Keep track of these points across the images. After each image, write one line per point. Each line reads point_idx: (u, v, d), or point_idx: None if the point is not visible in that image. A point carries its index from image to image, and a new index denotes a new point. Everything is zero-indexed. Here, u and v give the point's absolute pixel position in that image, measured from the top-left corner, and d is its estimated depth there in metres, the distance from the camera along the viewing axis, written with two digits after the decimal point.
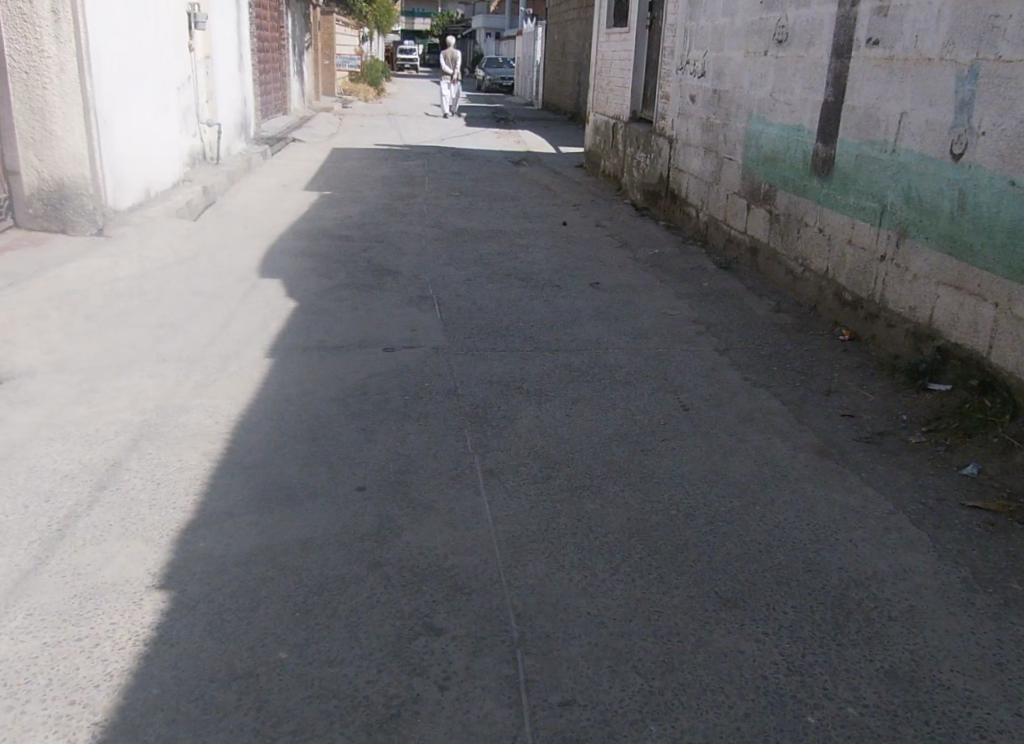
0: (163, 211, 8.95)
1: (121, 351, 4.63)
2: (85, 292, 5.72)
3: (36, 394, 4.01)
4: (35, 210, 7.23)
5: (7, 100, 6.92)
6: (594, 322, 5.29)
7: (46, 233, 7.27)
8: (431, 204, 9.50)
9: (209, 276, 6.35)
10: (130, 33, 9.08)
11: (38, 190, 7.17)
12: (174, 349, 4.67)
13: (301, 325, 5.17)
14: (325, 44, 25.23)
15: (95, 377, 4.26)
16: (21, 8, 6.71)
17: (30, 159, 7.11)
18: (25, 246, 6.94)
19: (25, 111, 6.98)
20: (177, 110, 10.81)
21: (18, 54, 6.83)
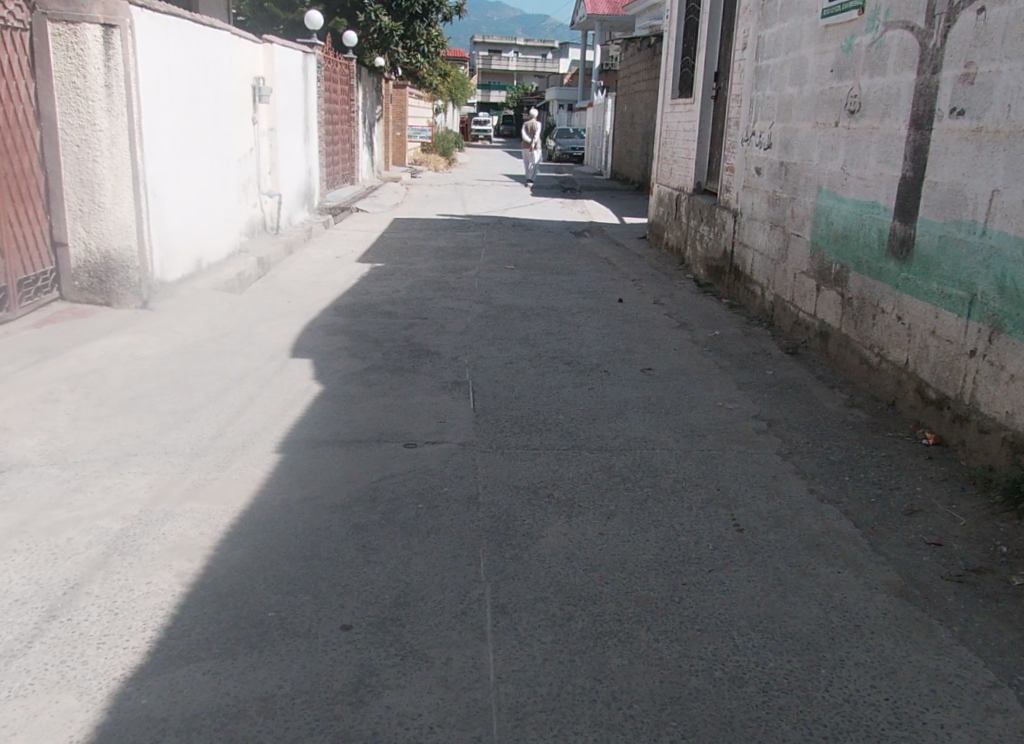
0: (212, 284, 8.77)
1: (124, 441, 4.29)
2: (105, 371, 5.43)
3: (19, 493, 3.67)
4: (80, 283, 7.06)
5: (58, 172, 6.79)
6: (640, 416, 4.78)
7: (86, 307, 7.09)
8: (484, 278, 9.14)
9: (238, 355, 6.03)
10: (188, 104, 9.05)
11: (83, 263, 7.01)
12: (179, 440, 4.32)
13: (322, 414, 4.77)
14: (396, 116, 25.52)
15: (85, 471, 3.92)
16: (76, 82, 6.63)
17: (78, 231, 6.94)
18: (64, 319, 6.74)
19: (76, 183, 6.84)
20: (236, 181, 10.74)
21: (70, 127, 6.72)
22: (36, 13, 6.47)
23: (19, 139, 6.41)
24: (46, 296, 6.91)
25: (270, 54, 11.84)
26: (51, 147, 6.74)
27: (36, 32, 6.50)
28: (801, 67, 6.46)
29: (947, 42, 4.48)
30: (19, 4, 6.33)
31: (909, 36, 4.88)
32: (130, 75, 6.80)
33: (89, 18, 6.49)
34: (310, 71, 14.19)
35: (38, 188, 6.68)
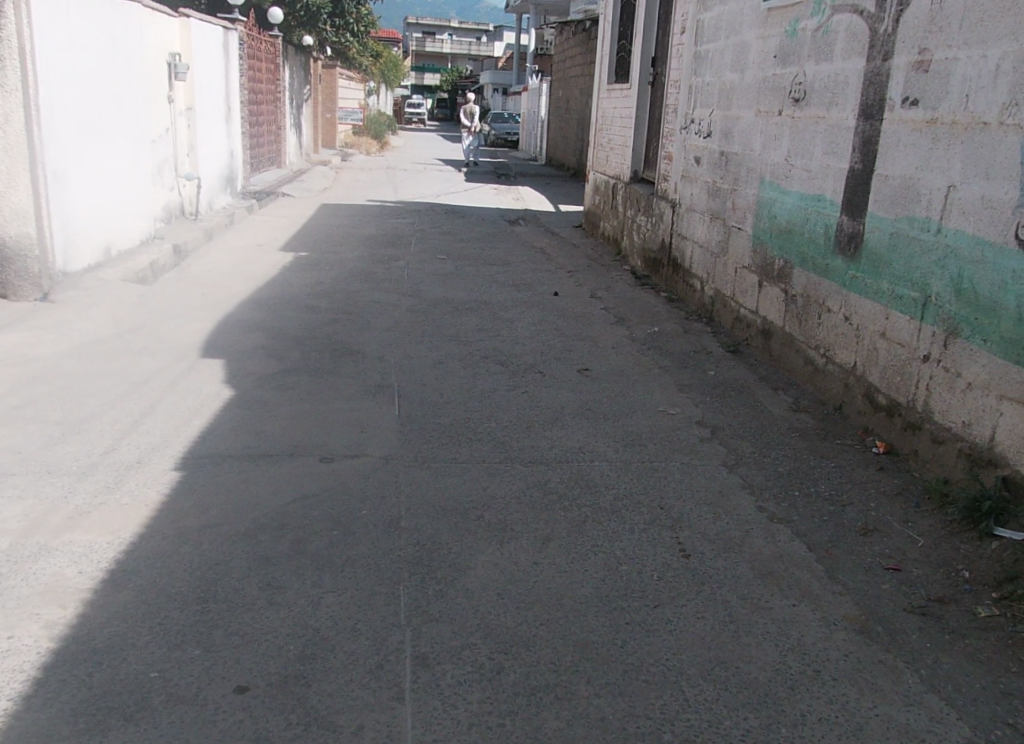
0: (121, 275, 8.21)
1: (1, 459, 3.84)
2: None
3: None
4: None
5: None
6: (577, 422, 4.47)
7: None
8: (413, 268, 8.75)
9: (143, 356, 5.57)
10: (96, 81, 8.43)
11: None
12: (65, 459, 3.89)
13: (230, 424, 4.36)
14: (326, 98, 24.82)
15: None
16: None
17: None
18: None
19: None
20: (151, 164, 10.12)
21: None
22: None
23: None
24: None
25: (187, 29, 11.20)
26: None
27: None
28: (742, 52, 6.20)
29: (900, 27, 4.24)
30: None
31: (858, 20, 4.63)
32: (25, 47, 6.27)
33: None
34: (231, 49, 13.53)
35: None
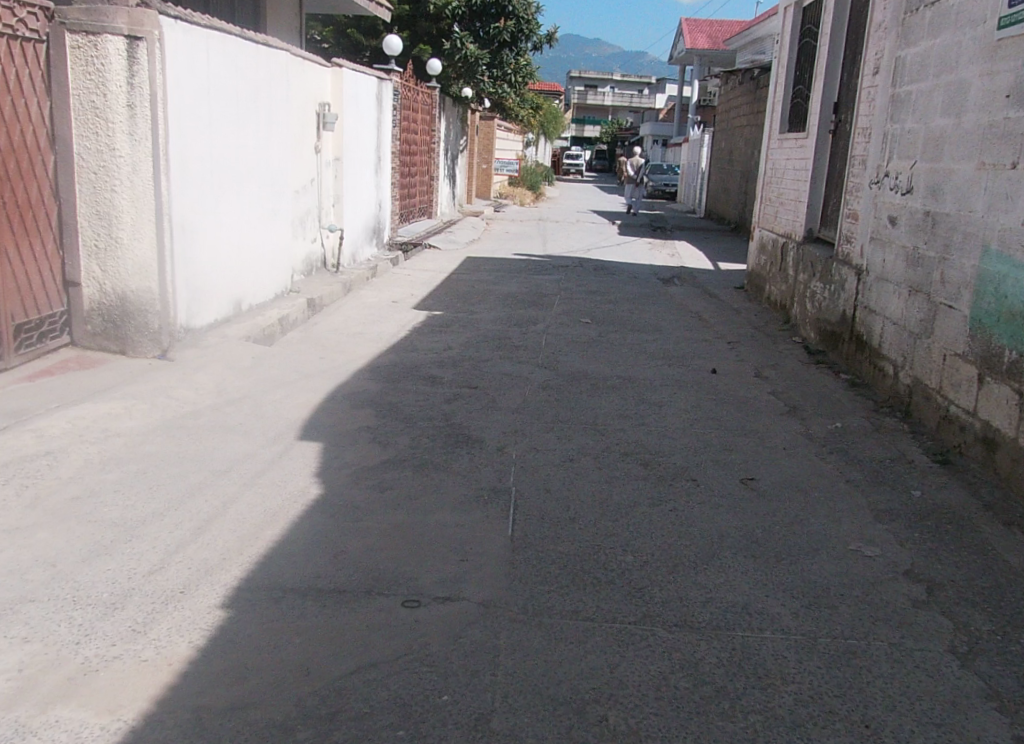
0: (247, 332, 7.74)
1: (25, 584, 3.29)
2: (60, 470, 4.47)
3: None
4: (94, 327, 6.33)
5: (72, 200, 6.11)
6: (739, 559, 3.44)
7: (103, 354, 6.36)
8: (553, 333, 7.90)
9: (233, 439, 4.96)
10: (238, 129, 8.06)
11: (98, 305, 6.28)
12: (98, 586, 3.28)
13: (304, 540, 3.60)
14: (484, 148, 24.85)
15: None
16: (94, 101, 5.94)
17: (93, 269, 6.23)
18: (69, 372, 5.95)
19: (91, 214, 6.15)
20: (292, 217, 9.73)
21: (88, 152, 6.04)
22: (54, 23, 5.84)
23: (24, 164, 5.72)
24: (55, 342, 6.19)
25: (340, 78, 10.86)
26: (66, 173, 6.06)
27: (54, 46, 5.86)
28: (960, 92, 5.06)
29: None
30: (34, 12, 5.71)
31: None
32: (157, 94, 6.09)
33: (112, 29, 5.81)
34: (386, 99, 13.25)
35: (50, 220, 6.00)
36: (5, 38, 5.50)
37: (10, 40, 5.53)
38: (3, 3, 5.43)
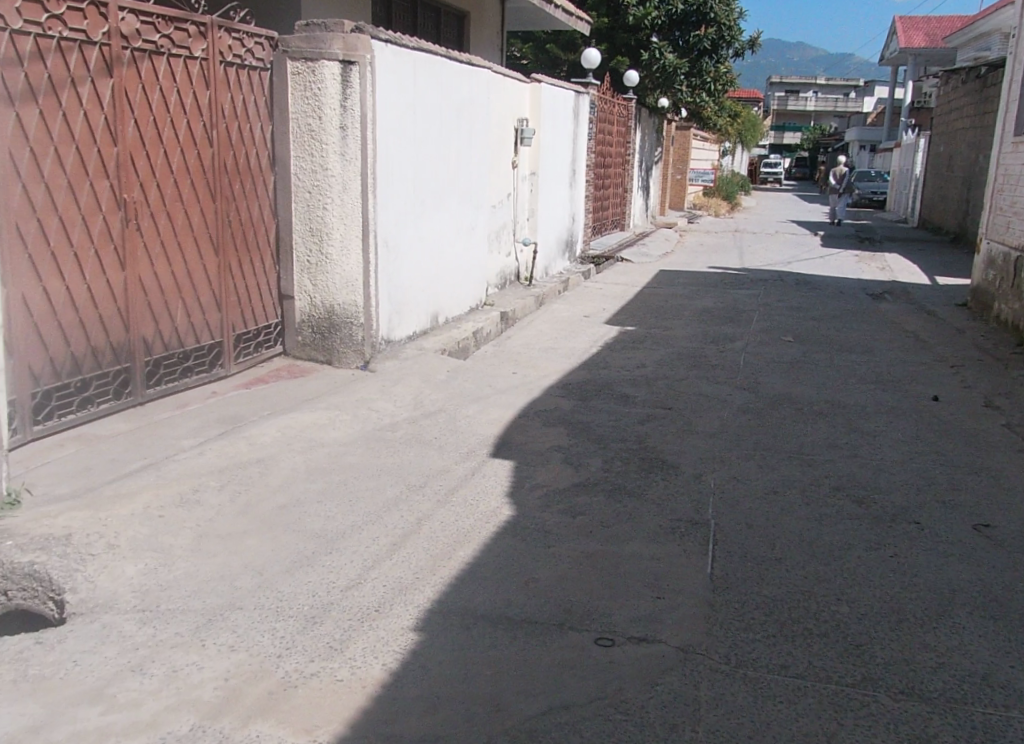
0: (443, 345, 7.86)
1: (235, 589, 3.43)
2: (267, 477, 4.75)
3: (74, 676, 2.96)
4: (304, 337, 6.65)
5: (288, 218, 6.45)
6: (972, 620, 3.09)
7: (312, 363, 6.66)
8: (754, 352, 7.56)
9: (428, 454, 5.02)
10: (440, 147, 8.24)
11: (307, 317, 6.59)
12: (300, 597, 3.37)
13: (497, 564, 3.56)
14: (678, 158, 24.51)
15: (163, 637, 3.17)
16: (310, 124, 6.25)
17: (304, 283, 6.54)
18: (282, 378, 6.30)
19: (304, 231, 6.46)
20: (488, 231, 9.84)
21: (303, 172, 6.36)
22: (278, 51, 6.21)
23: (247, 184, 6.12)
24: (269, 351, 6.57)
25: (538, 94, 10.93)
26: (284, 193, 6.41)
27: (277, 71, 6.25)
28: None
29: None
30: (260, 42, 6.11)
31: None
32: (366, 116, 6.33)
33: (329, 55, 6.10)
34: (582, 112, 13.23)
35: (268, 235, 6.39)
36: (234, 68, 5.93)
37: (238, 69, 5.94)
38: (232, 35, 5.85)
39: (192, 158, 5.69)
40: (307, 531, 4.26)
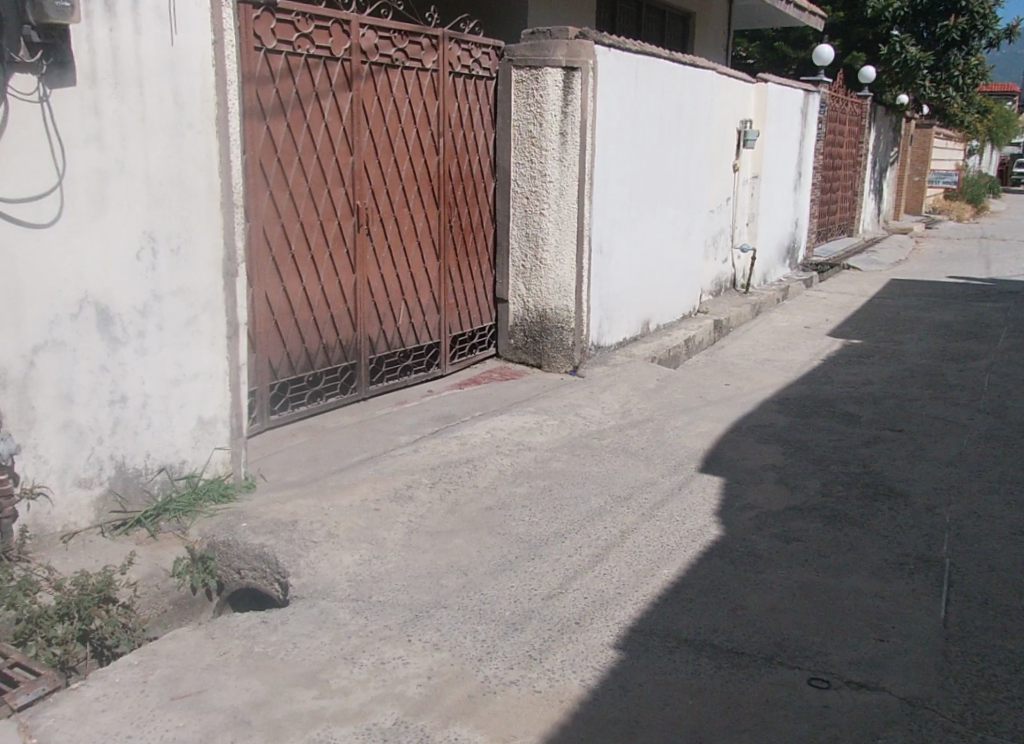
0: (654, 352, 7.75)
1: (440, 590, 4.11)
2: (476, 482, 5.09)
3: (292, 658, 3.74)
4: (517, 340, 7.05)
5: (507, 222, 6.89)
6: None
7: (524, 368, 7.02)
8: (998, 371, 6.97)
9: (635, 465, 5.22)
10: (660, 151, 8.16)
11: (521, 320, 6.98)
12: (495, 613, 3.89)
13: (683, 604, 3.80)
14: (917, 159, 22.78)
15: (374, 629, 3.89)
16: (531, 131, 6.67)
17: (519, 286, 6.95)
18: (495, 380, 6.67)
19: (521, 236, 6.87)
20: (706, 236, 9.64)
21: (523, 177, 6.78)
22: (504, 60, 6.68)
23: (468, 191, 6.63)
24: (484, 353, 7.05)
25: (764, 95, 10.58)
26: (504, 198, 6.86)
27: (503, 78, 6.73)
28: None
29: None
30: (488, 52, 6.59)
31: None
32: (585, 122, 6.64)
33: (552, 61, 6.48)
34: (812, 112, 12.67)
35: (486, 240, 6.88)
36: (462, 77, 6.43)
37: (465, 80, 6.43)
38: (463, 46, 6.36)
39: (420, 166, 6.22)
40: (513, 533, 4.58)
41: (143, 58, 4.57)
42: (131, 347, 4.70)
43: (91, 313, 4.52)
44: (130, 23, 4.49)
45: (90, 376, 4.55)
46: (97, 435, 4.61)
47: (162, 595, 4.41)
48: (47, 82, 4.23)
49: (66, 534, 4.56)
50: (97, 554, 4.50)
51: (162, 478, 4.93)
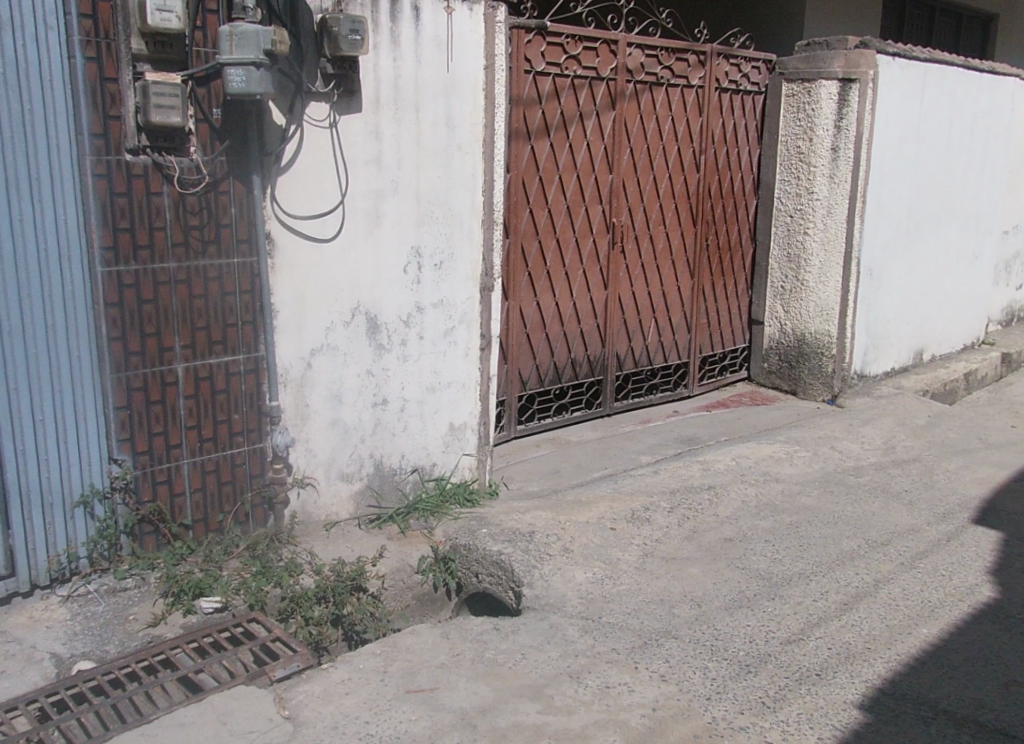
0: (928, 384, 7.21)
1: (671, 619, 4.21)
2: (717, 510, 5.14)
3: (520, 669, 3.88)
4: (771, 365, 6.97)
5: (768, 242, 6.80)
6: None
7: (776, 393, 6.93)
8: None
9: (887, 516, 5.09)
10: (951, 166, 7.56)
11: (777, 344, 6.89)
12: (726, 651, 3.96)
13: (926, 685, 3.70)
14: None
15: (601, 651, 3.99)
16: (801, 147, 6.52)
17: (777, 309, 6.86)
18: (747, 402, 6.70)
19: (782, 257, 6.76)
20: (999, 260, 8.80)
21: (788, 195, 6.66)
22: (775, 73, 6.58)
23: (729, 209, 6.58)
24: (735, 374, 7.02)
25: None
26: (767, 216, 6.77)
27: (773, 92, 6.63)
28: None
29: None
30: (758, 66, 6.51)
31: None
32: (862, 137, 6.41)
33: (828, 73, 6.31)
34: None
35: (745, 260, 6.82)
36: (729, 93, 6.38)
37: (732, 95, 6.39)
38: (733, 61, 6.31)
39: (680, 184, 6.24)
40: (753, 570, 4.61)
41: (420, 83, 4.89)
42: (394, 353, 5.05)
43: (361, 321, 4.91)
44: (411, 51, 4.84)
45: (357, 380, 4.94)
46: (359, 434, 5.00)
47: (407, 590, 4.68)
48: (336, 109, 4.65)
49: (328, 522, 4.99)
50: (353, 544, 4.87)
51: (414, 478, 5.26)
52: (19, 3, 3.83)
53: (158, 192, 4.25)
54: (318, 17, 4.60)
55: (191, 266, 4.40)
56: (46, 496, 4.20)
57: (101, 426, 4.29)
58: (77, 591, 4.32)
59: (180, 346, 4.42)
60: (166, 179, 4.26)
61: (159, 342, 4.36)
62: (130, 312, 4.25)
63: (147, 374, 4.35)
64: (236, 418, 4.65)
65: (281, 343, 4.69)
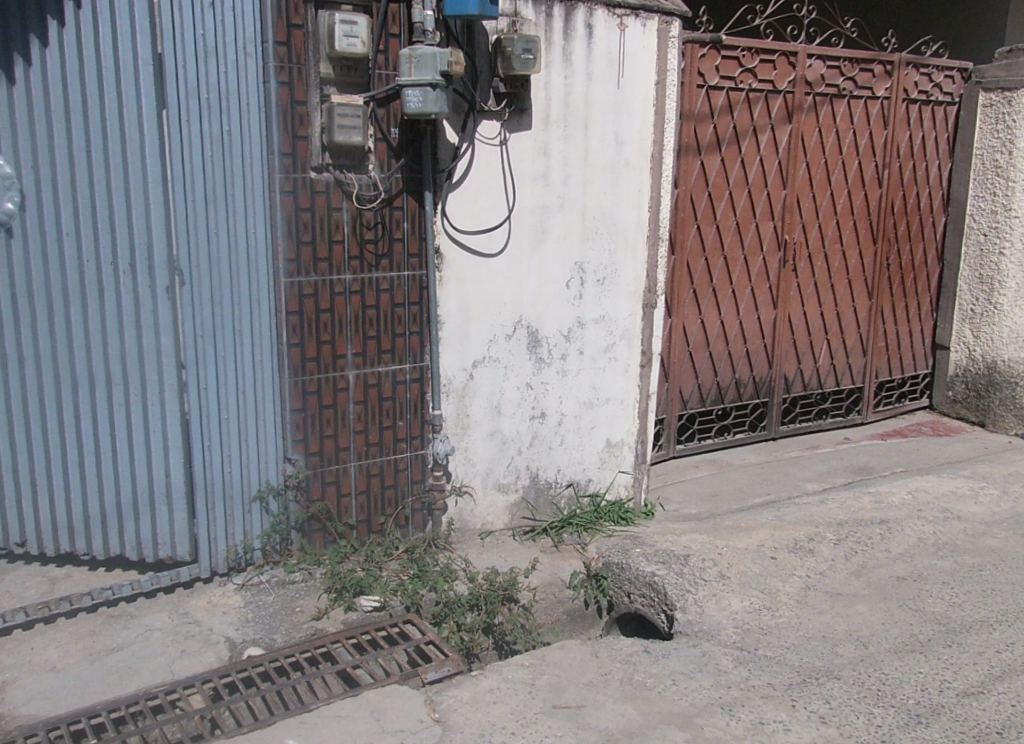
0: None
1: (834, 658, 4.02)
2: (890, 546, 4.86)
3: (670, 695, 3.80)
4: (955, 393, 6.73)
5: (957, 262, 6.59)
6: None
7: (960, 425, 6.65)
8: None
9: None
10: None
11: (964, 369, 6.65)
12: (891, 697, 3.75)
13: None
14: None
15: (756, 684, 3.86)
16: (998, 161, 6.31)
17: (965, 333, 6.62)
18: (927, 433, 6.45)
19: (973, 278, 6.54)
20: None
21: (982, 212, 6.44)
22: (969, 83, 6.42)
23: (912, 227, 6.41)
24: (914, 403, 6.83)
25: None
26: (956, 234, 6.57)
27: (964, 103, 6.43)
28: None
29: None
30: (952, 76, 6.34)
31: None
32: None
33: None
34: None
35: (928, 281, 6.64)
36: (917, 105, 6.22)
37: (921, 106, 6.22)
38: (924, 73, 6.16)
39: (860, 200, 6.12)
40: (927, 612, 4.33)
41: (591, 100, 4.93)
42: (554, 367, 5.11)
43: (523, 334, 5.00)
44: (583, 68, 4.88)
45: (517, 392, 5.03)
46: (517, 446, 5.08)
47: (558, 604, 4.70)
48: (507, 127, 4.76)
49: (484, 531, 5.10)
50: (508, 554, 4.94)
51: (569, 492, 5.30)
52: (223, 31, 4.14)
53: (338, 208, 4.47)
54: (494, 37, 4.70)
55: (366, 279, 4.60)
56: (226, 489, 4.50)
57: (278, 427, 4.56)
58: (250, 580, 4.58)
59: (352, 354, 4.62)
60: (347, 196, 4.48)
61: (333, 350, 4.58)
62: (309, 320, 4.49)
63: (322, 379, 4.58)
64: (401, 425, 4.81)
65: (445, 353, 4.82)
